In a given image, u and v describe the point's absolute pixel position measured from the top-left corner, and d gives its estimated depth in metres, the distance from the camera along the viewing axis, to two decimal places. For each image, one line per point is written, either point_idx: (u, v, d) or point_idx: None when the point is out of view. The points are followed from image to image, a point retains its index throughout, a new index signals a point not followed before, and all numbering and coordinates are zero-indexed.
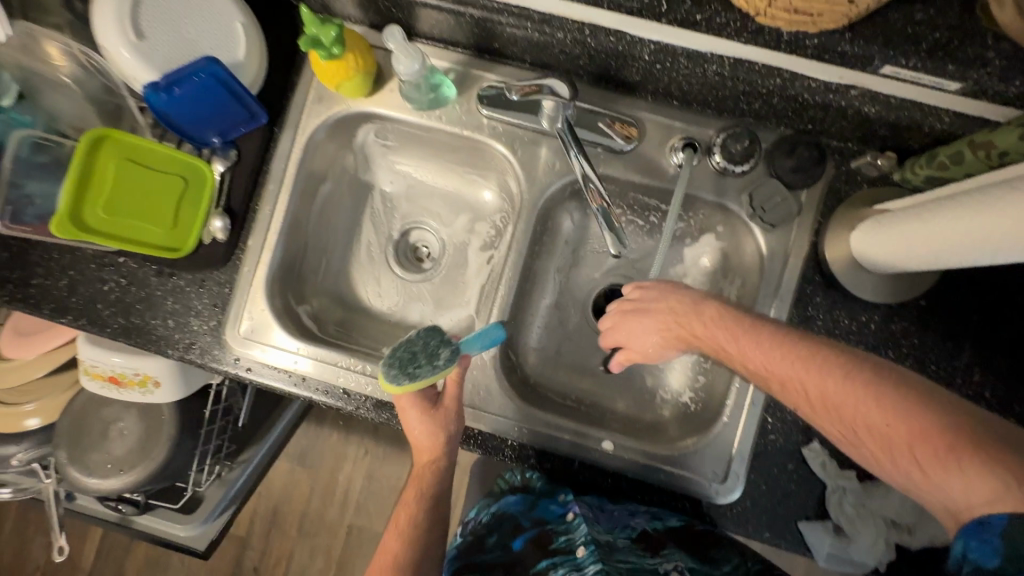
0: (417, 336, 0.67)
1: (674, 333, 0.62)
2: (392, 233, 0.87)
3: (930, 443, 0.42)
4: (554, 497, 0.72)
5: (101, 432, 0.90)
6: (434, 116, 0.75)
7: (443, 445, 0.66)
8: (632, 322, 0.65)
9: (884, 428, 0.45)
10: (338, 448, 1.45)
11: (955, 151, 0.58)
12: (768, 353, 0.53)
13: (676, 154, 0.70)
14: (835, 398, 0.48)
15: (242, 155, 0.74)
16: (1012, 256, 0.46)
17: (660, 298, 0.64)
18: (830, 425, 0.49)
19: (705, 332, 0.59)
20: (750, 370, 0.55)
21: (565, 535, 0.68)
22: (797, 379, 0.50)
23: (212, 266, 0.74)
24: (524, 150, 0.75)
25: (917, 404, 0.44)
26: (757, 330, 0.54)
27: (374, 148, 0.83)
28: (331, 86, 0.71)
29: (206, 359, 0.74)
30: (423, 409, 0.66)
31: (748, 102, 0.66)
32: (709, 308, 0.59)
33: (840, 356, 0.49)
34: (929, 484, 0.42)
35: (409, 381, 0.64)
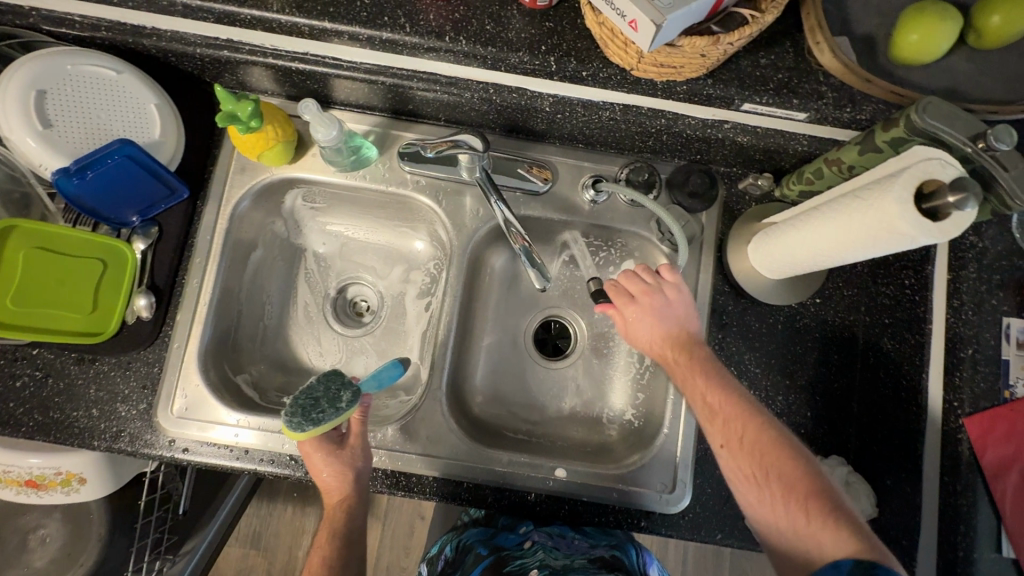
0: (317, 382, 0.69)
1: (659, 350, 0.64)
2: (329, 291, 0.87)
3: (820, 503, 0.51)
4: (514, 529, 0.75)
5: (21, 545, 0.86)
6: (358, 176, 0.78)
7: (352, 482, 0.66)
8: (643, 314, 0.65)
9: (792, 480, 0.52)
10: (295, 523, 1.40)
11: (816, 168, 0.67)
12: (729, 395, 0.58)
13: (588, 191, 0.77)
14: (763, 448, 0.54)
15: (164, 231, 0.74)
16: (853, 255, 0.55)
17: (677, 309, 0.64)
18: (748, 466, 0.54)
19: (683, 360, 0.61)
20: (703, 400, 0.59)
21: (521, 558, 0.69)
22: (738, 421, 0.56)
23: (138, 346, 0.71)
24: (448, 200, 0.79)
25: (815, 472, 0.53)
26: (719, 372, 0.60)
27: (303, 212, 0.84)
28: (252, 156, 0.72)
29: (138, 446, 0.70)
30: (328, 450, 0.66)
31: (643, 141, 0.74)
32: (698, 348, 0.62)
33: (767, 417, 0.57)
34: (803, 533, 0.51)
35: (313, 427, 0.64)
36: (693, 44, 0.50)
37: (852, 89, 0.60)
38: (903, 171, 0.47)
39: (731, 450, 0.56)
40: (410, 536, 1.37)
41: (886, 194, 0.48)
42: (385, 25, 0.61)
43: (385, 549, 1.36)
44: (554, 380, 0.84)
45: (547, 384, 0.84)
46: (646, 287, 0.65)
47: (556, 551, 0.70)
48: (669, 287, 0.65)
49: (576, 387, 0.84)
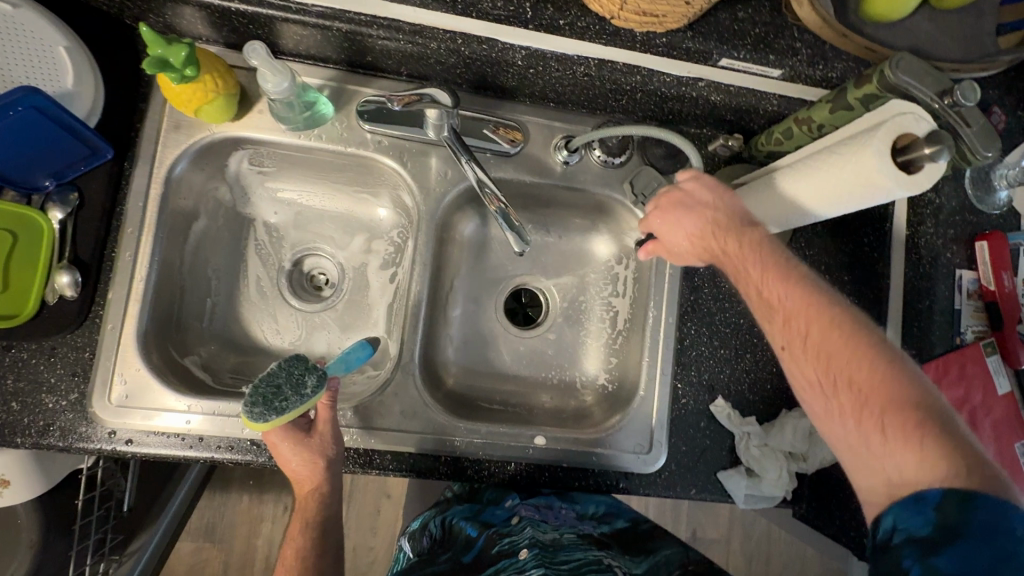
0: (278, 367, 0.63)
1: (703, 249, 0.60)
2: (283, 263, 0.81)
3: (902, 415, 0.45)
4: (501, 503, 0.74)
5: None
6: (313, 136, 0.71)
7: (324, 470, 0.63)
8: (672, 213, 0.61)
9: (868, 388, 0.47)
10: (252, 511, 1.36)
11: (786, 128, 0.67)
12: (794, 292, 0.52)
13: (560, 152, 0.74)
14: (833, 350, 0.49)
15: (86, 197, 0.65)
16: (867, 200, 0.52)
17: (711, 199, 0.60)
18: (811, 371, 0.50)
19: (728, 253, 0.57)
20: (761, 296, 0.54)
21: (510, 535, 0.67)
22: (802, 320, 0.51)
23: (63, 329, 0.63)
24: (414, 162, 0.74)
25: (905, 382, 0.46)
26: (783, 265, 0.54)
27: (250, 176, 0.77)
28: (186, 111, 0.64)
29: (72, 440, 0.62)
30: (296, 439, 0.62)
31: (616, 100, 0.72)
32: (751, 233, 0.56)
33: (848, 315, 0.50)
34: (876, 450, 0.46)
35: (277, 415, 0.59)
36: None
37: (825, 46, 0.60)
38: (880, 127, 0.48)
39: (795, 352, 0.52)
40: (375, 515, 1.34)
41: (866, 147, 0.49)
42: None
43: (351, 529, 1.32)
44: (527, 349, 0.82)
45: (522, 353, 0.82)
46: (666, 190, 0.63)
47: (543, 523, 0.69)
48: (690, 182, 0.62)
49: (550, 354, 0.82)
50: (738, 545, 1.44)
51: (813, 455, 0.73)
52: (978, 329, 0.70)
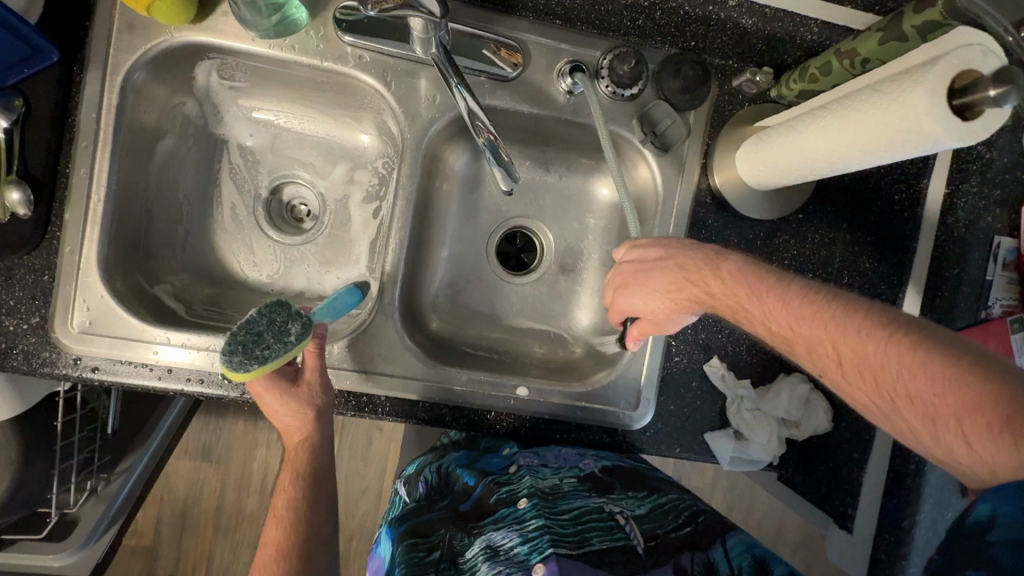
0: (258, 314, 0.60)
1: (686, 301, 0.57)
2: (260, 191, 0.75)
3: (980, 416, 0.39)
4: (498, 451, 0.72)
5: None
6: (286, 46, 0.63)
7: (313, 421, 0.61)
8: (638, 287, 0.60)
9: (930, 396, 0.41)
10: (248, 436, 1.41)
11: (823, 62, 0.58)
12: (800, 314, 0.49)
13: (564, 80, 0.66)
14: (871, 364, 0.45)
15: (33, 105, 0.58)
16: (920, 149, 0.45)
17: (665, 253, 0.59)
18: (863, 390, 0.46)
19: (716, 292, 0.55)
20: (773, 331, 0.52)
21: (509, 484, 0.65)
22: (827, 343, 0.48)
23: (17, 250, 0.59)
24: (399, 83, 0.66)
25: (971, 376, 0.40)
26: (785, 287, 0.52)
27: (222, 92, 0.70)
28: (139, 9, 0.56)
29: (35, 365, 0.60)
30: (281, 389, 0.60)
31: (632, 19, 0.63)
32: (727, 263, 0.55)
33: (875, 320, 0.46)
34: (971, 459, 0.40)
35: (258, 365, 0.57)
36: None
37: None
38: (939, 62, 0.40)
39: (836, 377, 0.48)
40: (367, 447, 1.37)
41: (915, 89, 0.42)
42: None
43: (342, 459, 1.35)
44: (518, 297, 0.78)
45: (513, 301, 0.78)
46: (614, 271, 0.63)
47: (543, 469, 0.66)
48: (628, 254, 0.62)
49: (541, 303, 0.78)
50: (721, 494, 1.47)
51: (806, 424, 0.70)
52: (1008, 303, 0.63)
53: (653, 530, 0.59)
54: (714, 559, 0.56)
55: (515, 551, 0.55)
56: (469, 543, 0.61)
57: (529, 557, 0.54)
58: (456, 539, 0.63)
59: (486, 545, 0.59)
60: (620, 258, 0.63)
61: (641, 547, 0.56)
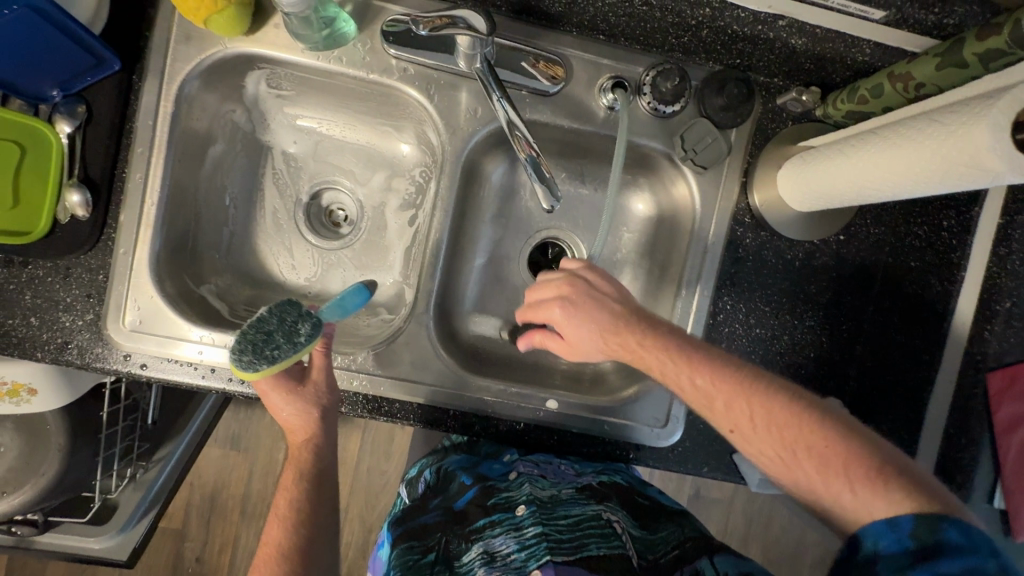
0: (269, 313, 0.61)
1: (614, 345, 0.58)
2: (301, 196, 0.77)
3: (861, 467, 0.47)
4: (499, 458, 0.72)
5: None
6: (333, 58, 0.64)
7: (317, 419, 0.63)
8: (580, 313, 0.58)
9: (823, 449, 0.49)
10: (274, 427, 1.46)
11: (875, 84, 0.57)
12: (720, 372, 0.54)
13: (606, 95, 0.66)
14: (777, 418, 0.51)
15: (95, 111, 0.61)
16: (965, 184, 0.44)
17: (612, 291, 0.59)
18: (768, 446, 0.51)
19: (647, 347, 0.56)
20: (694, 387, 0.54)
21: (507, 491, 0.66)
22: (743, 402, 0.53)
23: (77, 250, 0.62)
24: (441, 95, 0.67)
25: (848, 435, 0.50)
26: (704, 351, 0.56)
27: (269, 100, 0.72)
28: (196, 22, 0.58)
29: (88, 360, 0.63)
30: (287, 388, 0.61)
31: (677, 36, 0.63)
32: (659, 321, 0.58)
33: (773, 387, 0.53)
34: (849, 504, 0.47)
35: (267, 365, 0.58)
36: None
37: None
38: (1004, 95, 0.39)
39: (745, 433, 0.53)
40: (389, 443, 1.39)
41: (978, 124, 0.40)
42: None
43: (365, 454, 1.38)
44: None
45: None
46: (561, 283, 0.59)
47: (542, 479, 0.67)
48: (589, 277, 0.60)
49: None
50: (740, 506, 1.45)
51: None
52: None
53: (644, 554, 0.56)
54: (699, 568, 0.54)
55: (512, 557, 0.56)
56: (466, 547, 0.62)
57: (526, 563, 0.54)
58: (452, 544, 0.63)
59: (483, 550, 0.59)
60: (569, 271, 0.61)
61: (636, 562, 0.55)
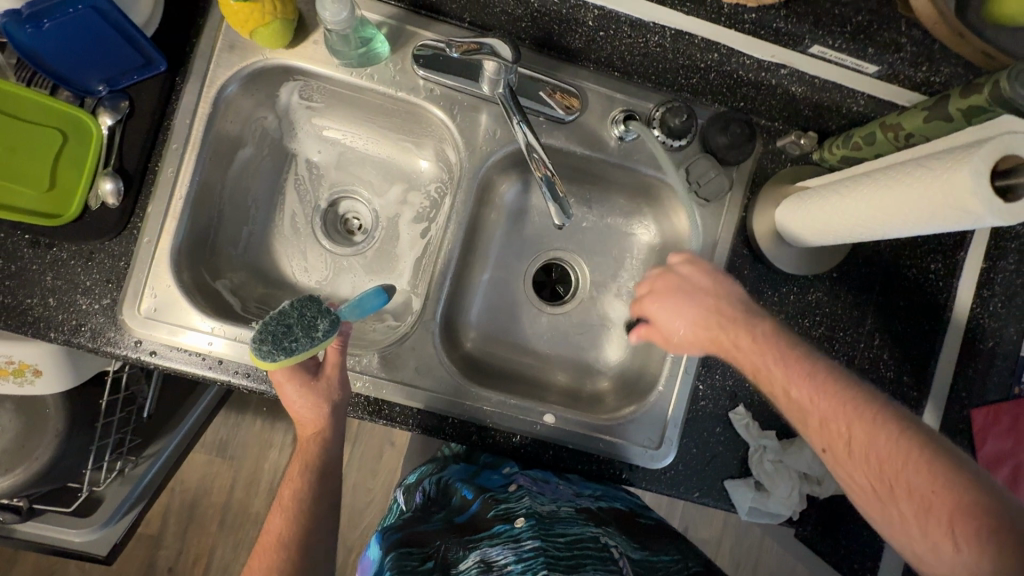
0: (291, 306, 0.63)
1: (704, 334, 0.60)
2: (319, 203, 0.80)
3: (968, 521, 0.41)
4: (498, 469, 0.72)
5: None
6: (365, 75, 0.69)
7: (325, 415, 0.64)
8: (672, 300, 0.62)
9: (928, 492, 0.43)
10: (263, 436, 1.44)
11: (868, 133, 0.62)
12: (816, 386, 0.52)
13: (618, 127, 0.70)
14: (875, 449, 0.47)
15: (136, 107, 0.65)
16: (978, 222, 0.45)
17: (710, 281, 0.62)
18: (862, 475, 0.48)
19: (726, 333, 0.58)
20: (789, 397, 0.53)
21: (506, 502, 0.66)
22: (840, 422, 0.49)
23: (103, 236, 0.64)
24: (463, 116, 0.71)
25: (963, 482, 0.42)
26: (806, 361, 0.54)
27: (299, 111, 0.76)
28: (242, 33, 0.62)
29: (100, 343, 0.64)
30: (303, 381, 0.63)
31: (687, 78, 0.68)
32: (760, 324, 0.57)
33: (884, 413, 0.48)
34: (951, 561, 0.41)
35: (285, 356, 0.60)
36: None
37: (932, 44, 0.55)
38: (982, 145, 0.43)
39: (837, 455, 0.49)
40: (377, 460, 1.38)
41: (959, 170, 0.44)
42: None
43: (352, 470, 1.36)
44: (550, 326, 0.81)
45: (547, 329, 0.81)
46: (663, 269, 0.64)
47: (542, 495, 0.66)
48: (685, 265, 0.63)
49: (572, 334, 0.81)
50: (727, 549, 1.43)
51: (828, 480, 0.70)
52: None
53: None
54: None
55: (508, 568, 0.56)
56: (464, 555, 0.61)
57: None
58: (450, 552, 0.62)
59: (481, 559, 0.59)
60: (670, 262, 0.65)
61: None
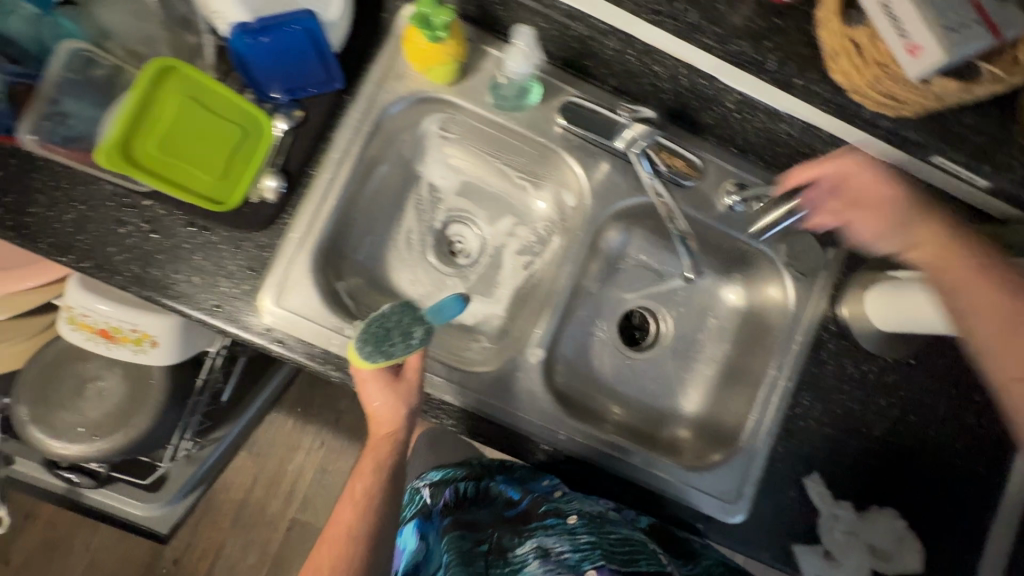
0: (390, 311, 0.66)
1: (887, 191, 0.68)
2: (434, 223, 0.86)
3: None
4: (541, 479, 0.84)
5: (75, 389, 0.78)
6: (513, 118, 0.75)
7: (402, 414, 0.66)
8: (854, 182, 0.69)
9: None
10: (292, 437, 1.45)
11: None
12: (966, 256, 0.62)
13: (730, 197, 0.77)
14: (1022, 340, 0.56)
15: (307, 116, 0.70)
16: None
17: (863, 163, 0.69)
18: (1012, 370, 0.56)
19: (921, 224, 0.66)
20: (926, 245, 0.65)
21: (559, 502, 0.78)
22: (971, 281, 0.60)
23: (254, 227, 0.69)
24: (592, 167, 0.78)
25: None
26: (978, 255, 0.62)
27: (432, 138, 0.82)
28: (419, 67, 0.69)
29: (232, 326, 0.68)
30: (385, 381, 0.65)
31: (799, 164, 0.75)
32: (939, 216, 0.66)
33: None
34: None
35: (383, 358, 0.64)
36: (945, 86, 0.52)
37: None
38: None
39: (975, 323, 0.59)
40: None
41: None
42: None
43: None
44: (633, 370, 0.85)
45: (628, 372, 0.85)
46: (850, 156, 0.69)
47: (587, 499, 0.78)
48: (864, 158, 0.69)
49: (652, 380, 0.85)
50: None
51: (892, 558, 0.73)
52: None
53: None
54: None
55: (567, 556, 0.68)
56: (519, 542, 0.76)
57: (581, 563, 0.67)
58: (505, 539, 0.78)
59: (538, 545, 0.73)
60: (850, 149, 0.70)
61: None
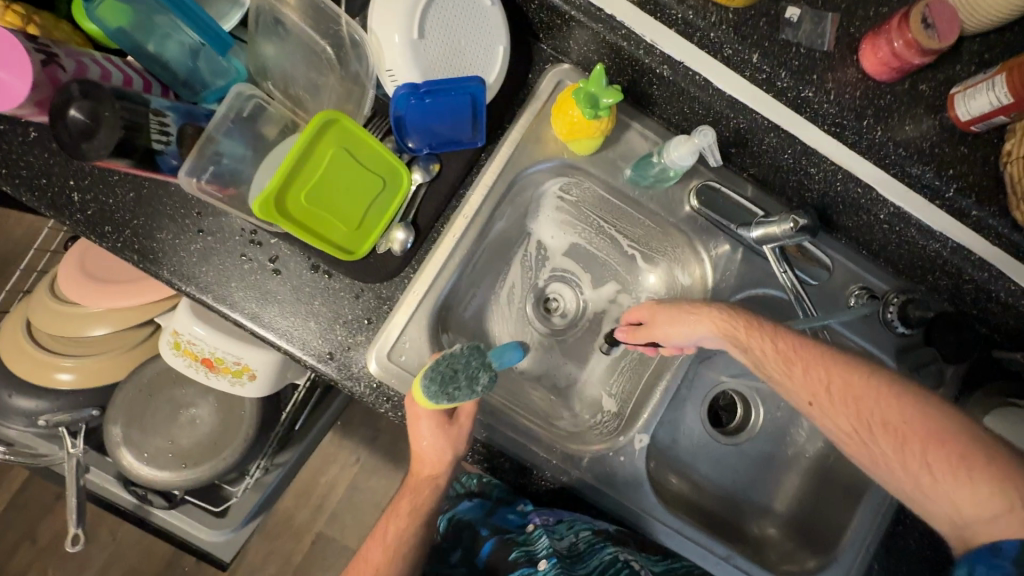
0: (460, 352, 0.62)
1: None
2: (538, 281, 0.83)
3: None
4: (514, 508, 0.75)
5: (169, 415, 0.82)
6: (646, 193, 0.73)
7: (449, 454, 0.64)
8: None
9: None
10: (328, 451, 1.41)
11: None
12: None
13: (858, 300, 0.74)
14: None
15: (444, 170, 0.68)
16: None
17: None
18: None
19: None
20: None
21: (528, 544, 0.69)
22: None
23: (379, 278, 0.67)
24: (718, 250, 0.75)
25: None
26: None
27: (548, 198, 0.78)
28: (567, 138, 0.67)
29: (343, 376, 0.66)
30: (440, 423, 0.62)
31: (931, 276, 0.73)
32: None
33: None
34: None
35: (447, 402, 0.60)
36: None
37: None
38: None
39: None
40: None
41: None
42: (811, 84, 0.61)
43: None
44: (726, 459, 0.81)
45: (720, 460, 0.81)
46: None
47: (559, 526, 0.70)
48: None
49: (741, 471, 0.82)
50: None
51: None
52: None
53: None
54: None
55: None
56: None
57: None
58: None
59: None
60: None
61: None
